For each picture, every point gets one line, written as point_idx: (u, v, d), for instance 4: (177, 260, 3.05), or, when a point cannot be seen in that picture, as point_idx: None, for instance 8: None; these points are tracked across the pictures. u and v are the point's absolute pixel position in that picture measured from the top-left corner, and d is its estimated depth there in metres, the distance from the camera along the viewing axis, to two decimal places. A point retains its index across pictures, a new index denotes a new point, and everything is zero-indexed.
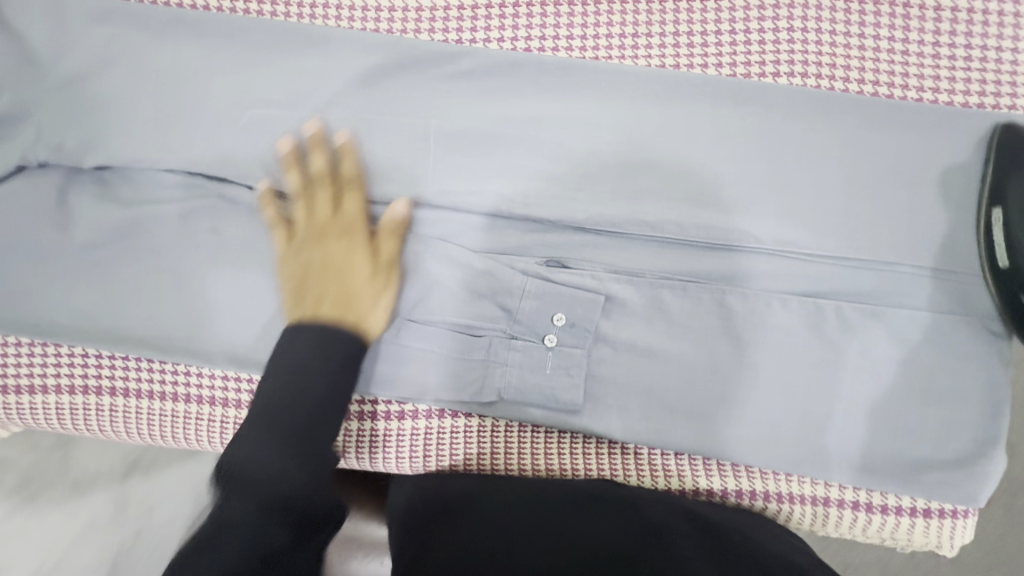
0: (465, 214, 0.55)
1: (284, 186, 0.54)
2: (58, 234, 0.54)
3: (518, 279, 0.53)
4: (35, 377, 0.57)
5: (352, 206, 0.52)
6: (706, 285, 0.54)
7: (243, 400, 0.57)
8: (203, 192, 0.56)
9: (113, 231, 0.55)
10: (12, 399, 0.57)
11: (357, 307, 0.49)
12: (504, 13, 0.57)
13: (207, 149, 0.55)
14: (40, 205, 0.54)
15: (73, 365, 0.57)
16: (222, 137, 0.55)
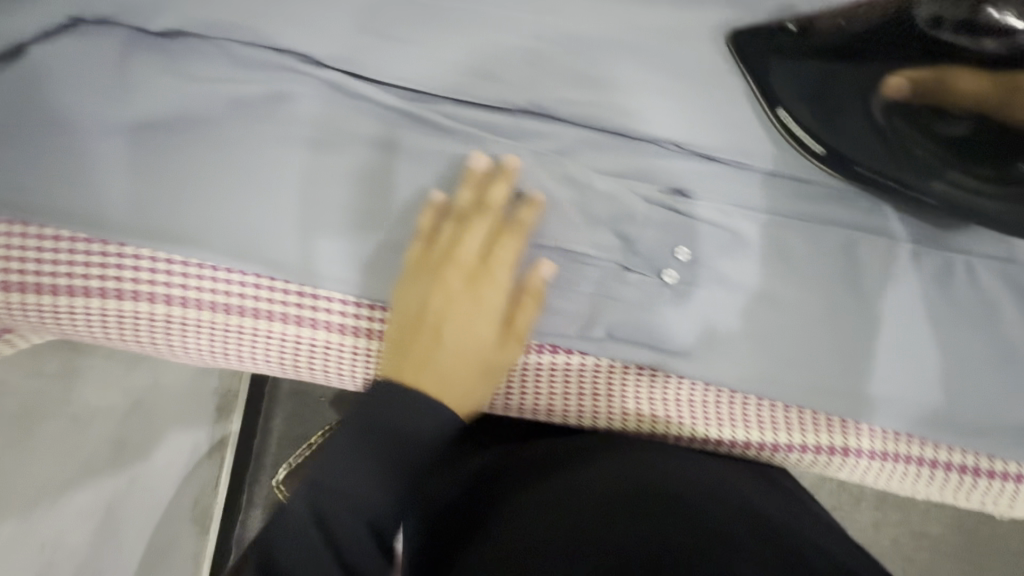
0: (582, 127, 0.49)
1: (381, 77, 0.48)
2: (105, 110, 0.47)
3: (642, 205, 0.48)
4: (56, 277, 0.49)
5: (511, 253, 0.47)
6: (833, 228, 0.50)
7: (310, 318, 0.51)
8: (279, 74, 0.48)
9: (170, 111, 0.47)
10: (30, 299, 0.49)
11: (475, 386, 0.48)
12: None
13: (282, 23, 0.47)
14: (78, 72, 0.46)
15: (101, 267, 0.49)
16: (300, 11, 0.47)
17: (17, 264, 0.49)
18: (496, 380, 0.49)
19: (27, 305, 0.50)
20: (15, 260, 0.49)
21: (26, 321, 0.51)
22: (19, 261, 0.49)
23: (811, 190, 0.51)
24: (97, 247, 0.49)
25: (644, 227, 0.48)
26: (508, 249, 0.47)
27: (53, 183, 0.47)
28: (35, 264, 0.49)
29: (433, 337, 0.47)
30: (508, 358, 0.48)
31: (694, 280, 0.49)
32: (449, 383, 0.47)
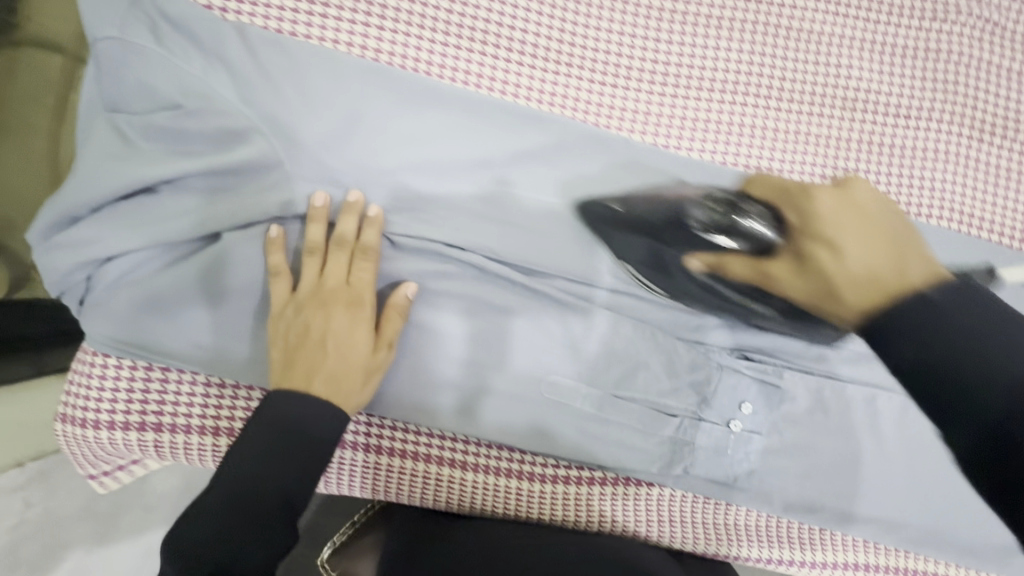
0: (668, 303, 0.59)
1: (497, 253, 0.57)
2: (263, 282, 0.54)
3: (716, 371, 0.59)
4: (194, 416, 0.56)
5: (367, 275, 0.53)
6: (853, 385, 0.63)
7: (437, 454, 0.62)
8: (413, 247, 0.56)
9: None
10: (179, 437, 0.56)
11: (355, 382, 0.52)
12: (664, 114, 0.63)
13: (415, 212, 0.56)
14: (245, 254, 0.54)
15: (236, 407, 0.57)
16: (427, 201, 0.57)
17: (171, 406, 0.56)
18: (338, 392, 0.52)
19: (175, 443, 0.56)
20: (174, 404, 0.56)
21: (166, 454, 0.57)
22: (177, 406, 0.56)
23: (842, 354, 0.63)
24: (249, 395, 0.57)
25: (717, 387, 0.59)
26: (367, 270, 0.53)
27: (219, 346, 0.54)
28: (190, 407, 0.56)
29: (304, 346, 0.52)
30: (379, 362, 0.54)
31: (753, 428, 0.60)
32: (324, 365, 0.51)
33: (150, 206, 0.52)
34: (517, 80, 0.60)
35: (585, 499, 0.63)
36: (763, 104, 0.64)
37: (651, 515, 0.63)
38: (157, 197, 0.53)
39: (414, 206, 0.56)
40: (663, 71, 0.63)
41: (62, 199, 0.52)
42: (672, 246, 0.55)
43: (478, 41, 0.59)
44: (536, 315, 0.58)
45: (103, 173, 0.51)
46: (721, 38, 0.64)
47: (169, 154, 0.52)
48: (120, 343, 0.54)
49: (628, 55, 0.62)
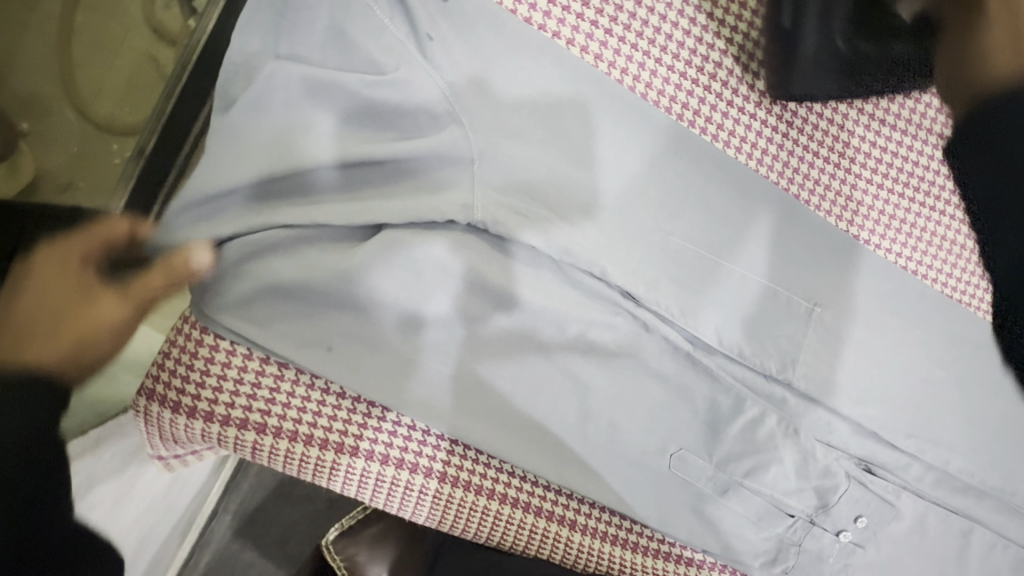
0: (807, 399, 0.57)
1: (669, 309, 0.51)
2: (412, 290, 0.47)
3: (844, 481, 0.57)
4: (287, 419, 0.47)
5: (59, 274, 0.44)
6: (954, 514, 0.62)
7: (537, 505, 0.54)
8: (580, 285, 0.50)
9: (480, 298, 0.48)
10: (282, 445, 0.47)
11: (88, 351, 0.42)
12: (855, 199, 0.59)
13: (603, 245, 0.49)
14: (398, 257, 0.46)
15: (336, 415, 0.48)
16: (614, 241, 0.49)
17: (282, 407, 0.47)
18: (87, 346, 0.42)
19: (275, 451, 0.47)
20: (286, 405, 0.47)
21: (259, 459, 0.48)
22: (290, 408, 0.48)
23: (953, 483, 0.62)
24: (370, 411, 0.49)
25: (841, 496, 0.57)
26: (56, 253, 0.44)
27: (354, 356, 0.47)
28: (303, 412, 0.48)
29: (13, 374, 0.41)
30: (109, 316, 0.43)
31: (858, 540, 0.59)
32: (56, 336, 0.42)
33: (336, 195, 0.45)
34: (725, 129, 0.54)
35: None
36: (941, 214, 0.62)
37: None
38: (345, 184, 0.45)
39: (599, 242, 0.49)
40: (864, 154, 0.60)
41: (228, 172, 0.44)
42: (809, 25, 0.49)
43: (696, 78, 0.53)
44: (686, 384, 0.54)
45: (282, 149, 0.44)
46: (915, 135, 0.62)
47: (350, 123, 0.45)
48: (241, 327, 0.45)
49: (826, 128, 0.58)
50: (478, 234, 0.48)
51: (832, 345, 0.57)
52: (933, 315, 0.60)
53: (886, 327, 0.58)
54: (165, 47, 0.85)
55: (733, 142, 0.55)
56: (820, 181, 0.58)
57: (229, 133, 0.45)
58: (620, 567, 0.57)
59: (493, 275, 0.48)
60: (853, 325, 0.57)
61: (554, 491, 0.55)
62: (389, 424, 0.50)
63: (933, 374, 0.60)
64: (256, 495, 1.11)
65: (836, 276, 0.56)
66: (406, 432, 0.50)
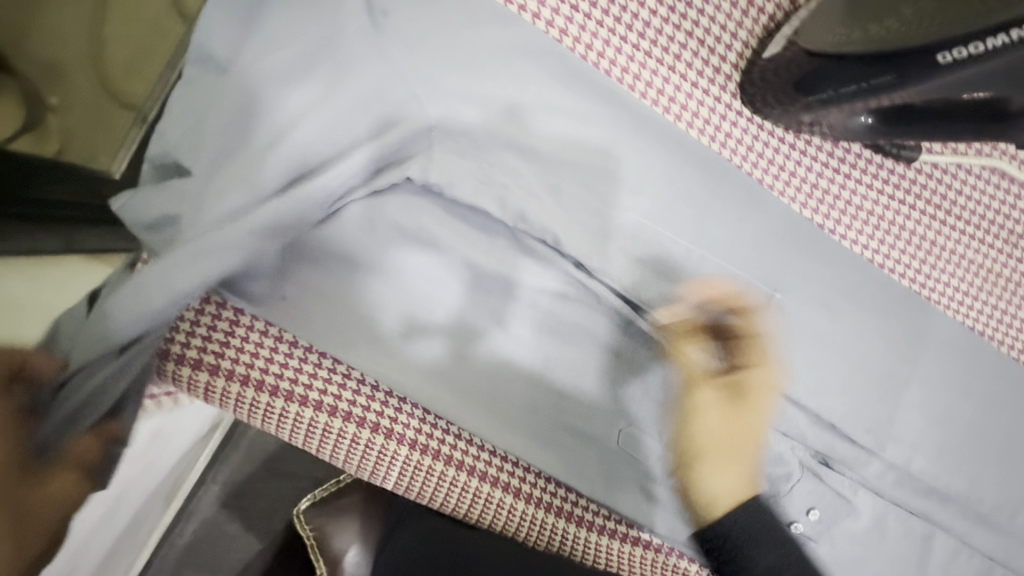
0: (762, 386, 0.56)
1: (621, 283, 0.52)
2: (364, 246, 0.48)
3: (798, 469, 0.57)
4: (240, 363, 0.49)
5: None
6: (916, 517, 0.61)
7: (483, 470, 0.55)
8: (533, 254, 0.51)
9: (432, 262, 0.49)
10: (233, 388, 0.49)
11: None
12: (835, 194, 0.56)
13: (558, 217, 0.50)
14: (351, 214, 0.47)
15: (288, 363, 0.50)
16: (568, 214, 0.50)
17: (235, 351, 0.49)
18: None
19: (227, 393, 0.49)
20: (238, 350, 0.49)
21: (212, 402, 0.50)
22: (240, 353, 0.49)
23: (916, 486, 0.60)
24: (321, 362, 0.50)
25: (794, 486, 0.57)
26: None
27: (301, 311, 0.48)
28: (255, 358, 0.49)
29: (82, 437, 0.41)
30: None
31: (812, 534, 0.58)
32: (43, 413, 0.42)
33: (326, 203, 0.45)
34: (694, 110, 0.53)
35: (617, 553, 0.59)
36: (933, 219, 0.58)
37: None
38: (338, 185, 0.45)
39: (552, 212, 0.49)
40: (846, 146, 0.56)
41: (207, 139, 0.46)
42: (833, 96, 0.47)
43: (666, 57, 0.52)
44: (635, 360, 0.54)
45: (260, 119, 0.46)
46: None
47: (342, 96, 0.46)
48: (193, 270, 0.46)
49: None
50: (434, 198, 0.48)
51: (789, 333, 0.56)
52: (901, 314, 0.58)
53: (847, 320, 0.57)
54: (173, 19, 0.89)
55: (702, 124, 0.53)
56: (795, 171, 0.55)
57: (244, 102, 0.46)
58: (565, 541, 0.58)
59: (445, 239, 0.49)
60: (812, 314, 0.57)
61: (502, 458, 0.55)
62: (339, 377, 0.51)
63: (895, 372, 0.59)
64: (244, 468, 1.13)
65: (799, 264, 0.56)
66: (355, 386, 0.51)
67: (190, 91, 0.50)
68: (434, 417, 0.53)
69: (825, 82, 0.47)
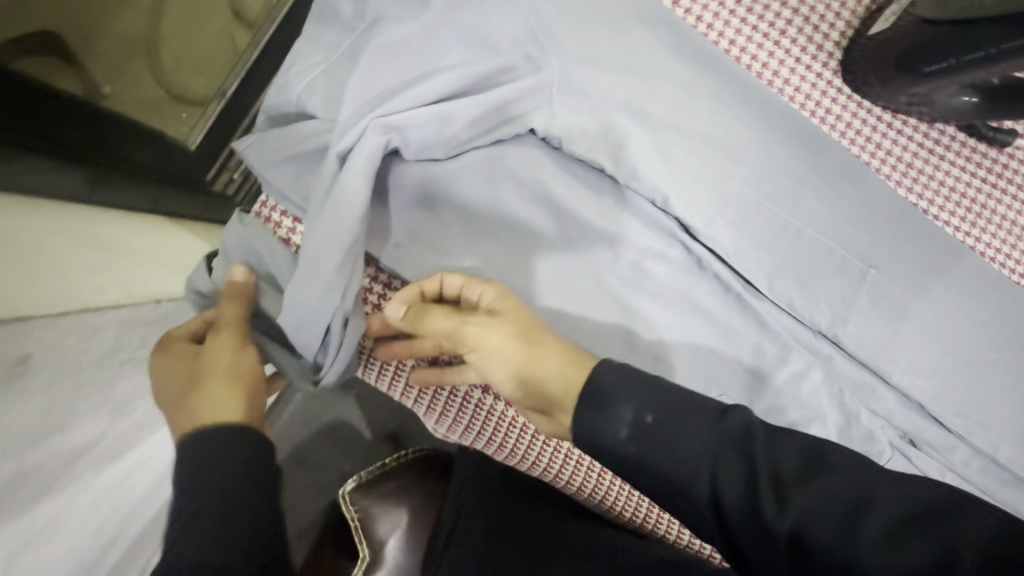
0: (854, 362, 0.56)
1: (722, 248, 0.52)
2: (479, 196, 0.49)
3: (890, 448, 0.56)
4: None
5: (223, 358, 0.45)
6: (1006, 509, 0.59)
7: None
8: (640, 215, 0.52)
9: (541, 215, 0.50)
10: None
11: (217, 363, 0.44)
12: (927, 175, 0.57)
13: (665, 177, 0.51)
14: (470, 161, 0.49)
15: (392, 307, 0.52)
16: (674, 176, 0.51)
17: None
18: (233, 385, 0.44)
19: None
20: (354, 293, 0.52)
21: None
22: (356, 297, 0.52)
23: (1004, 475, 0.59)
24: None
25: (886, 466, 0.56)
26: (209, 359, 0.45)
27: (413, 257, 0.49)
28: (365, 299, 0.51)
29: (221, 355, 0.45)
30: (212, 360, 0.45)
31: None
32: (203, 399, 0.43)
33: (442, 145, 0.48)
34: (794, 85, 0.54)
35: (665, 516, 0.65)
36: (1023, 205, 0.59)
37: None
38: (455, 131, 0.47)
39: (661, 172, 0.50)
40: (941, 128, 0.57)
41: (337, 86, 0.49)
42: (944, 68, 0.47)
43: (770, 32, 0.53)
44: (731, 327, 0.54)
45: (388, 61, 0.47)
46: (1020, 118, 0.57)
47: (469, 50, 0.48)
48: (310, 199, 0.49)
49: None
50: (546, 153, 0.50)
51: (882, 310, 0.56)
52: (993, 297, 0.58)
53: (938, 302, 0.57)
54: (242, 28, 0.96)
55: (801, 99, 0.54)
56: (890, 151, 0.56)
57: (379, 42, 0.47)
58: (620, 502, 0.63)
59: (555, 194, 0.50)
60: (905, 293, 0.57)
61: None
62: None
63: (985, 357, 0.58)
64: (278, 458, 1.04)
65: (893, 242, 0.56)
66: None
67: (314, 43, 0.52)
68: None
69: (944, 51, 0.46)
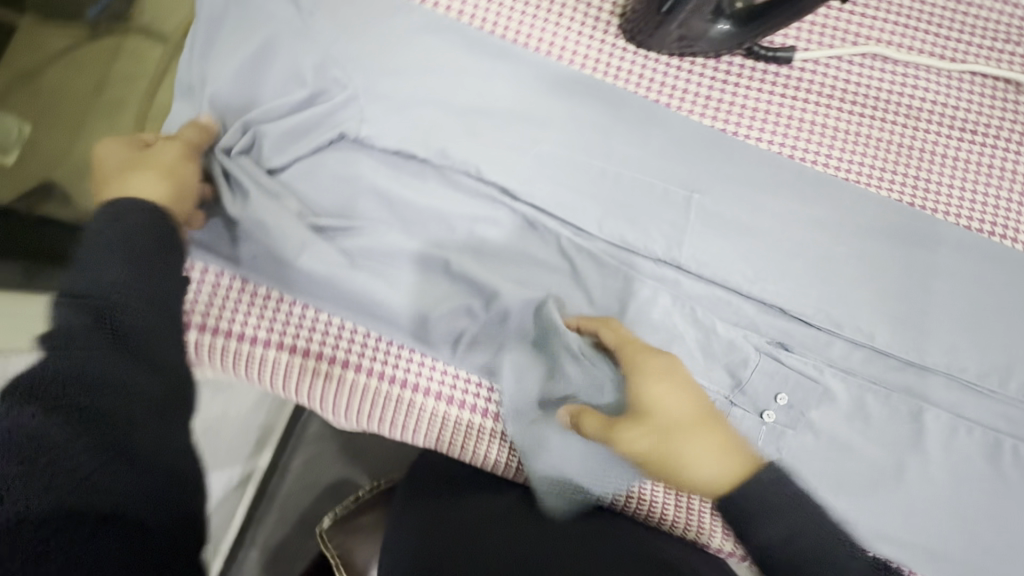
0: (705, 283, 0.60)
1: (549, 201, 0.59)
2: (325, 207, 0.58)
3: (752, 354, 0.59)
4: (225, 320, 0.57)
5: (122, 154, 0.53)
6: (905, 397, 0.60)
7: (456, 398, 0.59)
8: (465, 189, 0.59)
9: (380, 206, 0.58)
10: (218, 341, 0.57)
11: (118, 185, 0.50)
12: (726, 99, 0.62)
13: (475, 150, 0.58)
14: (306, 174, 0.58)
15: (264, 314, 0.57)
16: (484, 151, 0.58)
17: (222, 310, 0.57)
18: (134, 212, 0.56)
19: (213, 347, 0.57)
20: (231, 307, 0.57)
21: (200, 359, 0.57)
22: (234, 312, 0.57)
23: (889, 361, 0.60)
24: (292, 310, 0.58)
25: (752, 373, 0.59)
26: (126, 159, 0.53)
27: (342, 301, 0.57)
28: (236, 313, 0.57)
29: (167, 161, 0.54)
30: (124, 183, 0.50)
31: (788, 424, 0.58)
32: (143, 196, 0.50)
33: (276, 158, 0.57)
34: (581, 54, 0.62)
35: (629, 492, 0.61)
36: (828, 106, 0.63)
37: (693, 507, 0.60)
38: (281, 145, 0.57)
39: (472, 148, 0.58)
40: (728, 61, 0.63)
41: None
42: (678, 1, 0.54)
43: (548, 13, 0.62)
44: (573, 268, 0.59)
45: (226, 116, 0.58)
46: (798, 35, 0.63)
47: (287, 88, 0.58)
48: None
49: None
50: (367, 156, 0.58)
51: (716, 227, 0.60)
52: (824, 194, 0.61)
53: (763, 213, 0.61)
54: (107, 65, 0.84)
55: (588, 64, 0.62)
56: (685, 90, 0.62)
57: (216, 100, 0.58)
58: None
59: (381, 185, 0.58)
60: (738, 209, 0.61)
61: (464, 382, 0.59)
62: (315, 323, 0.58)
63: (836, 251, 0.61)
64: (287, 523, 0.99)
65: (714, 168, 0.61)
66: (337, 333, 0.58)
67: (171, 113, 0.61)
68: (414, 351, 0.59)
69: None
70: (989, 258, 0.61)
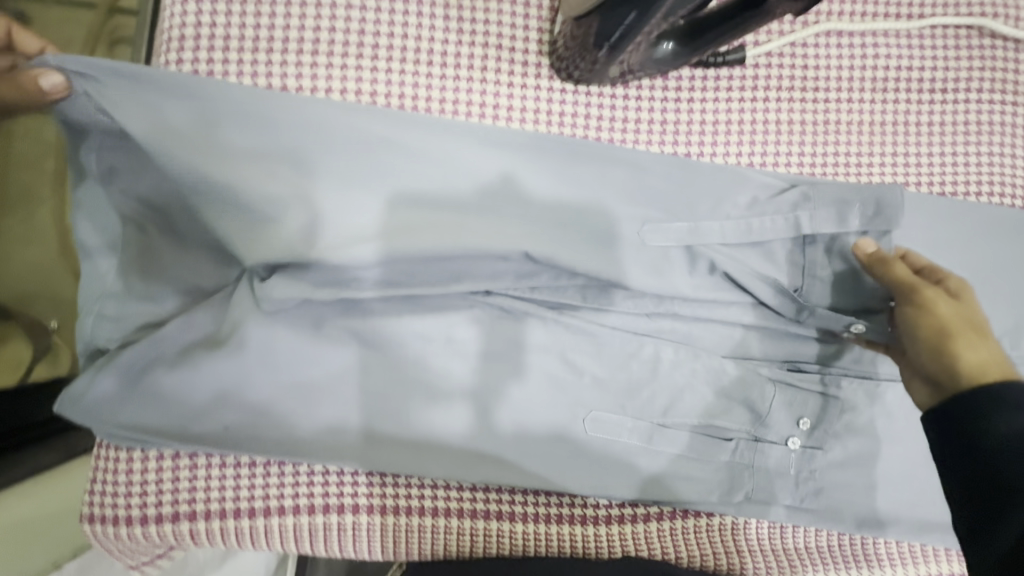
0: (706, 323, 0.57)
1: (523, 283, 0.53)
2: (280, 355, 0.51)
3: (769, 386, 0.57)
4: (213, 501, 0.53)
5: None
6: None
7: (478, 508, 0.57)
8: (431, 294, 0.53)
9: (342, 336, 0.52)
10: (214, 524, 0.53)
11: None
12: (682, 120, 0.57)
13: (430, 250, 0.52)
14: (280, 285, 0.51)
15: (254, 482, 0.53)
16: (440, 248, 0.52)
17: (208, 492, 0.53)
18: None
19: (212, 531, 0.53)
20: (218, 487, 0.53)
21: (202, 544, 0.54)
22: (223, 490, 0.53)
23: None
24: (282, 470, 0.54)
25: (772, 404, 0.57)
26: None
27: (335, 451, 0.53)
28: (224, 489, 0.53)
29: None
30: None
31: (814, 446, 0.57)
32: None
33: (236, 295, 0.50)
34: (517, 108, 0.56)
35: (682, 550, 0.59)
36: (790, 100, 0.58)
37: (740, 546, 0.59)
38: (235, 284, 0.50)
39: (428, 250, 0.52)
40: (676, 76, 0.57)
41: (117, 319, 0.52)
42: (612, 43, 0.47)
43: (470, 69, 0.55)
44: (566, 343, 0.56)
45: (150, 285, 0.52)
46: None
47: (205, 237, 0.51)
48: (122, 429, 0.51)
49: None
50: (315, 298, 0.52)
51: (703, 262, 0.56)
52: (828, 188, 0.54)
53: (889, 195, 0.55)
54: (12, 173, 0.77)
55: (527, 119, 0.56)
56: (637, 119, 0.57)
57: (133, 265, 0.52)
58: (587, 548, 0.58)
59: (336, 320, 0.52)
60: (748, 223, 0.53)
61: (483, 489, 0.57)
62: (313, 476, 0.54)
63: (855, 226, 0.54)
64: None
65: None
66: (338, 479, 0.54)
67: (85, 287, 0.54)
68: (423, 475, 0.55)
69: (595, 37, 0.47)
70: (989, 225, 0.58)
